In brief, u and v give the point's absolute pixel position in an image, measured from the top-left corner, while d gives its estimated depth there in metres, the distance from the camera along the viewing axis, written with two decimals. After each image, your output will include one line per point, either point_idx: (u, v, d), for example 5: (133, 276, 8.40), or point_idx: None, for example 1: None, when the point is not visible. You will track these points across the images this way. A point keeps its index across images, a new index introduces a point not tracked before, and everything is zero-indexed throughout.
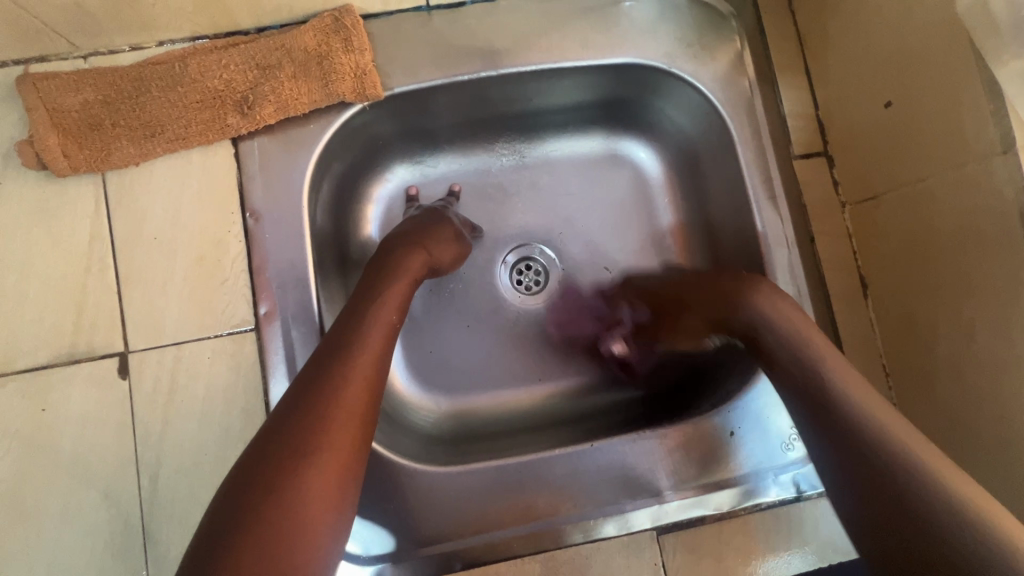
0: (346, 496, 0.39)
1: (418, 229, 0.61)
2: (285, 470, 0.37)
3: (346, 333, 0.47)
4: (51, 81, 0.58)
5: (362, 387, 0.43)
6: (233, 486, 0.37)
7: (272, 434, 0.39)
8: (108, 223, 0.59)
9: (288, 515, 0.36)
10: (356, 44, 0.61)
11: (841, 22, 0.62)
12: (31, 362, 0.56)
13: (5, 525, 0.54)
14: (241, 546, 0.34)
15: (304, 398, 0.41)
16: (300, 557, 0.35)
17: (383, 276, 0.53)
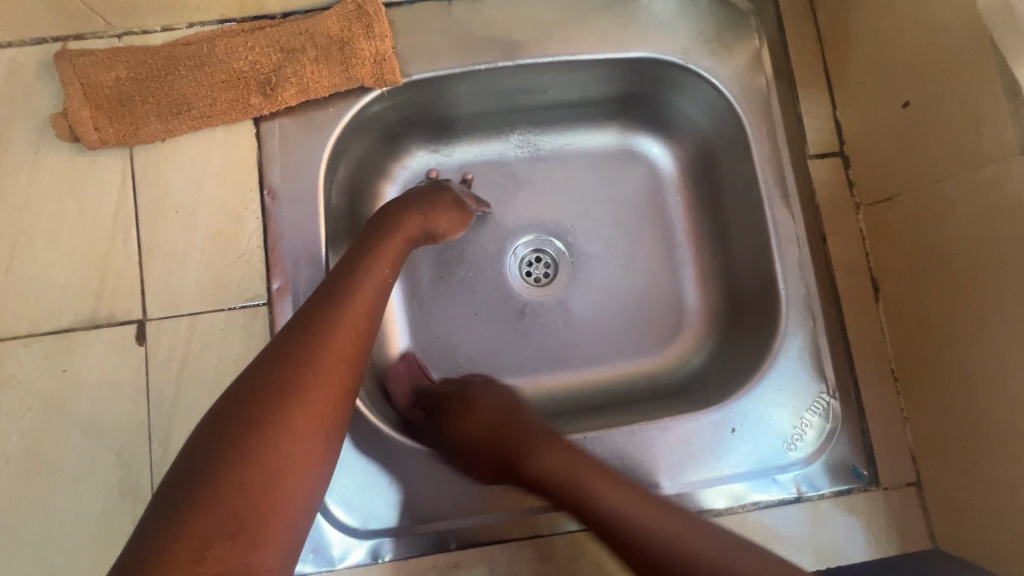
0: (330, 437, 0.41)
1: (418, 195, 0.63)
2: (270, 408, 0.39)
3: (339, 282, 0.48)
4: (86, 58, 0.60)
5: (352, 335, 0.44)
6: (218, 416, 0.39)
7: (259, 372, 0.41)
8: (134, 196, 0.61)
9: (271, 447, 0.38)
10: (378, 31, 0.62)
11: (862, 21, 0.61)
12: (55, 324, 0.59)
13: (23, 480, 0.56)
14: (224, 471, 0.36)
15: (294, 339, 0.43)
16: (283, 487, 0.37)
17: (379, 232, 0.56)
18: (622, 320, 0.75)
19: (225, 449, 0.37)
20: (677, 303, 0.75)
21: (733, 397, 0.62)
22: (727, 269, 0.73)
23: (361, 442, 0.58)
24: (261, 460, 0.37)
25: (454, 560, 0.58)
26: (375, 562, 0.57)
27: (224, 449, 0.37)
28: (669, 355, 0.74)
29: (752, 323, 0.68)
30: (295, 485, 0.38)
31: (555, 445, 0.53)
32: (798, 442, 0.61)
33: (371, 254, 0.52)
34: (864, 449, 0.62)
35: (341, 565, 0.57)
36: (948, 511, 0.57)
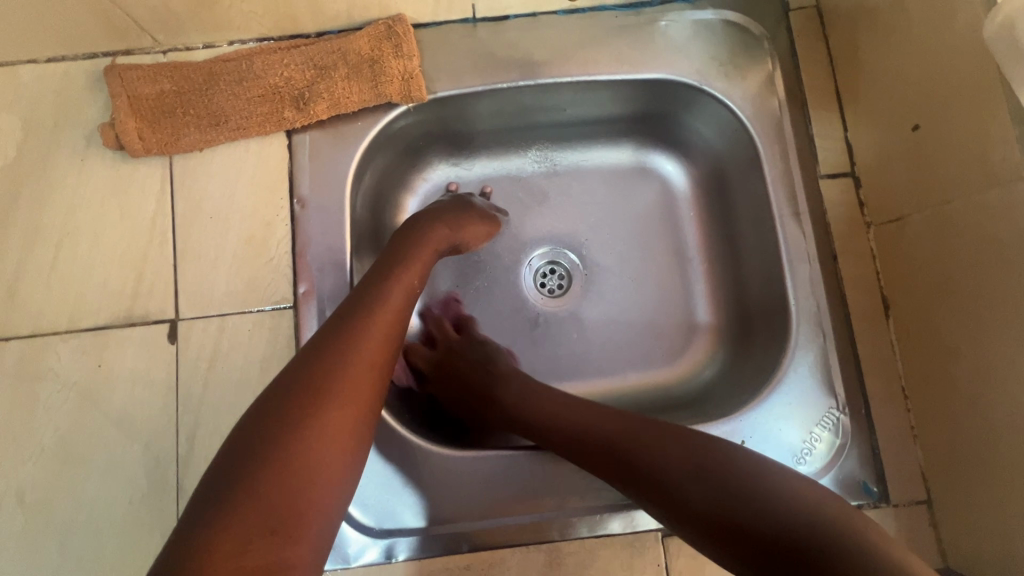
0: (361, 439, 0.43)
1: (446, 208, 0.65)
2: (306, 409, 0.41)
3: (371, 290, 0.50)
4: (133, 72, 0.64)
5: (383, 340, 0.47)
6: (259, 415, 0.41)
7: (296, 374, 0.43)
8: (171, 201, 0.64)
9: (309, 445, 0.40)
10: (406, 50, 0.66)
11: (873, 48, 0.63)
12: (94, 321, 0.62)
13: (57, 469, 0.59)
14: (265, 466, 0.38)
15: (329, 343, 0.45)
16: (318, 483, 0.40)
17: (408, 243, 0.58)
18: (634, 332, 0.76)
19: (264, 448, 0.39)
20: (688, 317, 0.76)
21: (743, 409, 0.63)
22: (739, 284, 0.74)
23: (378, 442, 0.60)
24: (297, 459, 0.39)
25: (466, 561, 0.59)
26: (388, 561, 0.59)
27: (264, 447, 0.39)
28: (679, 368, 0.75)
29: (763, 338, 0.69)
30: (328, 483, 0.40)
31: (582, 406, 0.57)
32: (808, 456, 0.62)
33: (400, 264, 0.55)
34: (874, 466, 0.62)
35: (355, 563, 0.59)
36: (958, 530, 0.58)
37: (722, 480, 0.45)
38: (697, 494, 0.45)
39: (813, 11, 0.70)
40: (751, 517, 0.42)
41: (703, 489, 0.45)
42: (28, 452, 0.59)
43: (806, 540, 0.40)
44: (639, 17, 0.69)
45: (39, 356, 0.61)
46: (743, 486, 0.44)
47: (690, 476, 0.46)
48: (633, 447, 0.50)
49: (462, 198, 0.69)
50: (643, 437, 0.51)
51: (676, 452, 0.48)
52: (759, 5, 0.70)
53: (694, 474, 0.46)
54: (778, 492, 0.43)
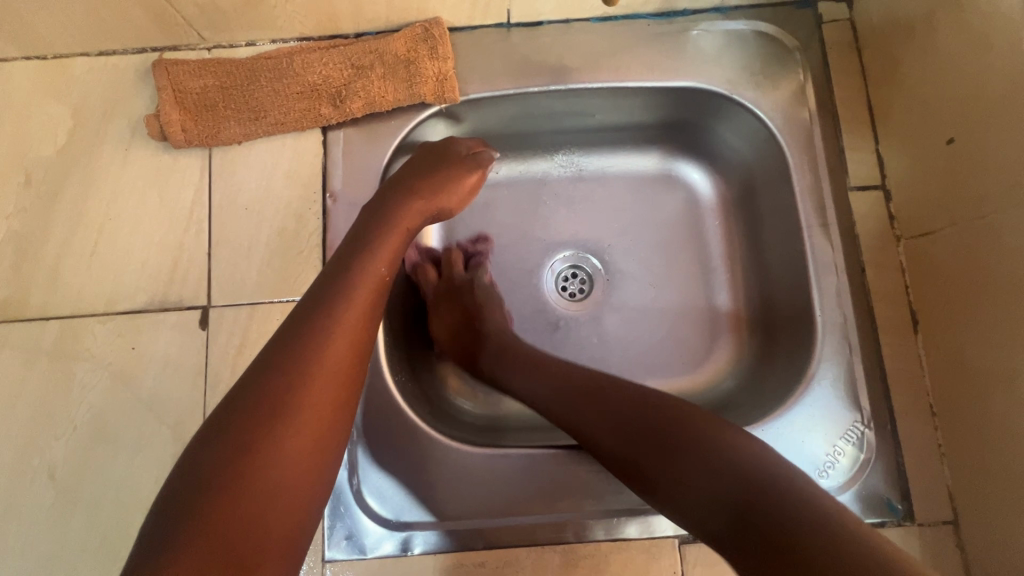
0: (326, 452, 0.42)
1: (421, 176, 0.60)
2: (262, 433, 0.39)
3: (332, 287, 0.46)
4: (179, 67, 0.67)
5: (348, 344, 0.44)
6: (212, 434, 0.40)
7: (247, 393, 0.41)
8: (209, 191, 0.66)
9: (266, 469, 0.38)
10: (441, 52, 0.67)
11: (908, 62, 0.63)
12: (129, 304, 0.64)
13: (88, 447, 0.61)
14: (218, 495, 0.37)
15: (286, 353, 0.42)
16: (280, 507, 0.38)
17: (377, 225, 0.54)
18: (654, 339, 0.76)
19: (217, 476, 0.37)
20: (710, 325, 0.76)
21: (766, 419, 0.62)
22: (764, 294, 0.74)
23: (398, 434, 0.61)
24: (252, 486, 0.38)
25: (481, 559, 0.59)
26: (404, 554, 0.59)
27: (217, 475, 0.37)
28: (699, 376, 0.74)
29: (788, 349, 0.69)
30: (292, 505, 0.39)
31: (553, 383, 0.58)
32: (831, 469, 0.61)
33: (366, 252, 0.50)
34: (899, 482, 0.61)
35: (371, 555, 0.59)
36: (987, 552, 0.56)
37: (654, 445, 0.47)
38: (643, 450, 0.47)
39: (847, 24, 0.70)
40: (692, 482, 0.43)
41: (644, 447, 0.47)
42: (61, 429, 0.61)
43: (740, 494, 0.41)
44: (671, 25, 0.70)
45: (76, 337, 0.63)
46: (676, 439, 0.46)
47: (632, 439, 0.48)
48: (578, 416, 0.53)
49: (438, 149, 0.63)
50: (598, 390, 0.53)
51: (622, 409, 0.50)
52: (791, 17, 0.70)
53: (645, 428, 0.48)
54: (701, 449, 0.44)
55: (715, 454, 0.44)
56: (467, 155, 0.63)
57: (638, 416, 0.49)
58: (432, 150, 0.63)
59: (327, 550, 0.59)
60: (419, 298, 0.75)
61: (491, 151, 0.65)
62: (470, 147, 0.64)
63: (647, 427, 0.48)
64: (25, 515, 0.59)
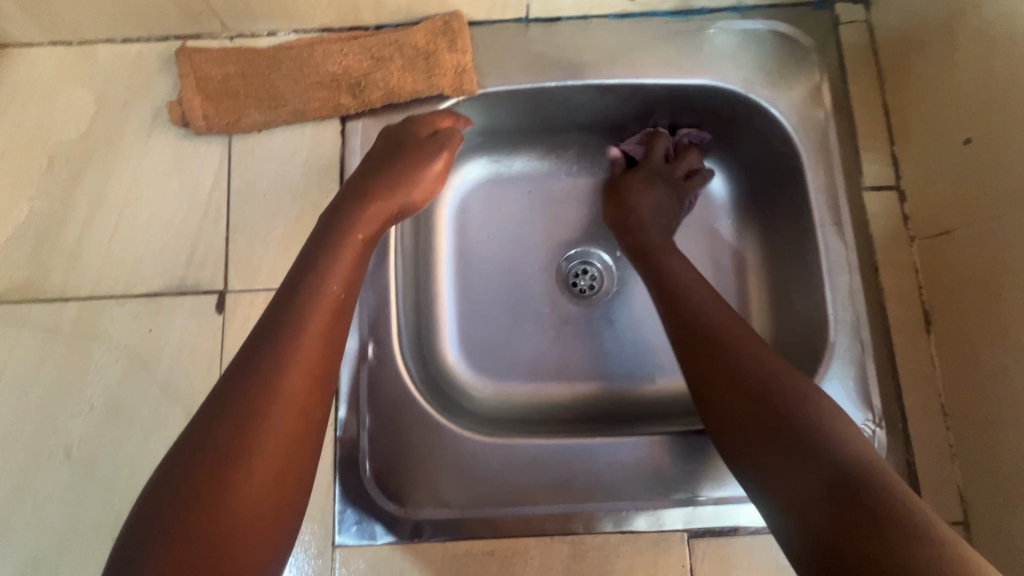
0: (288, 488, 0.41)
1: (377, 179, 0.59)
2: (212, 483, 0.38)
3: (279, 318, 0.46)
4: (202, 54, 0.67)
5: (303, 376, 0.44)
6: (157, 495, 0.39)
7: (195, 442, 0.40)
8: (228, 178, 0.67)
9: (220, 515, 0.37)
10: (460, 46, 0.68)
11: (925, 63, 0.64)
12: (148, 287, 0.64)
13: (103, 427, 0.61)
14: (169, 547, 0.36)
15: (235, 396, 0.42)
16: (239, 551, 0.38)
17: (333, 239, 0.53)
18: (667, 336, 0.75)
19: (164, 534, 0.37)
20: None
21: None
22: (776, 294, 0.74)
23: (408, 422, 0.62)
24: (204, 538, 0.37)
25: (490, 548, 0.59)
26: (413, 541, 0.59)
27: (165, 532, 0.37)
28: None
29: (799, 348, 0.69)
30: (250, 549, 0.38)
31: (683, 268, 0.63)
32: None
33: (317, 271, 0.49)
34: (909, 482, 0.61)
35: (380, 541, 0.60)
36: (997, 554, 0.56)
37: (790, 425, 0.46)
38: (767, 425, 0.47)
39: (864, 26, 0.71)
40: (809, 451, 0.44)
41: (767, 420, 0.47)
42: (77, 409, 0.62)
43: (850, 478, 0.41)
44: (689, 24, 0.71)
45: (94, 318, 0.63)
46: (799, 422, 0.46)
47: (757, 407, 0.48)
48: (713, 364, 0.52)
49: (397, 141, 0.63)
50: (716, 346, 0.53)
51: (764, 374, 0.50)
52: (808, 17, 0.71)
53: (767, 411, 0.47)
54: (829, 441, 0.44)
55: (843, 443, 0.44)
56: (427, 138, 0.63)
57: (769, 380, 0.49)
58: (392, 145, 0.63)
59: (337, 535, 0.59)
60: (431, 290, 0.75)
61: (453, 127, 0.64)
62: (429, 128, 0.63)
63: (761, 396, 0.48)
64: (40, 493, 0.60)
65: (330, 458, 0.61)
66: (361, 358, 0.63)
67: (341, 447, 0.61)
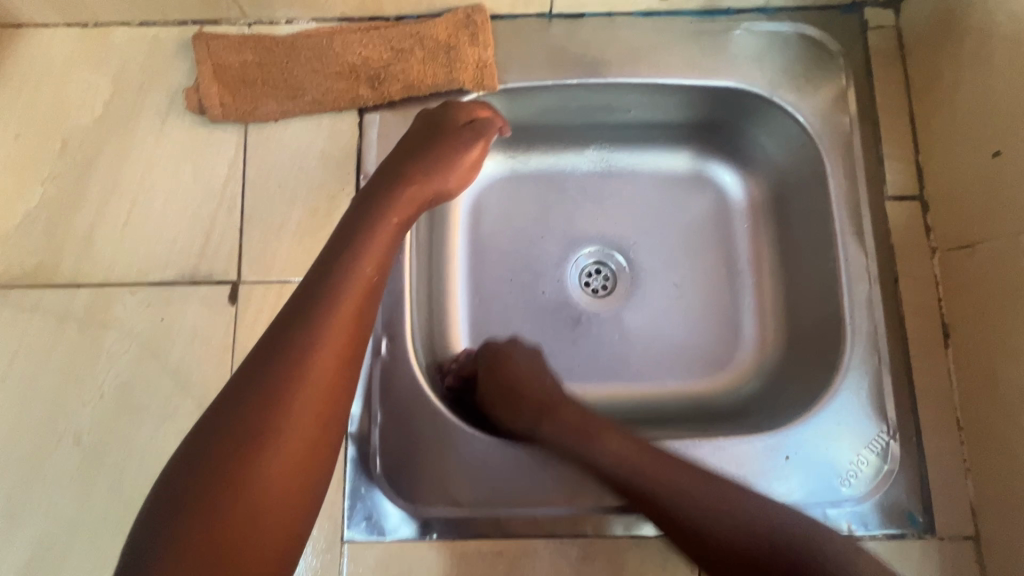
0: (313, 470, 0.41)
1: (411, 162, 0.58)
2: (237, 460, 0.38)
3: (311, 299, 0.45)
4: (219, 41, 0.66)
5: (332, 360, 0.43)
6: (182, 468, 0.39)
7: (221, 416, 0.40)
8: (243, 167, 0.66)
9: (245, 493, 0.37)
10: (482, 40, 0.67)
11: (955, 72, 0.62)
12: (159, 275, 0.64)
13: (114, 415, 0.61)
14: (193, 521, 0.36)
15: (261, 373, 0.41)
16: (263, 531, 0.38)
17: (367, 221, 0.52)
18: (679, 340, 0.75)
19: (189, 506, 0.37)
20: (734, 328, 0.75)
21: (788, 424, 0.62)
22: (791, 303, 0.73)
23: (420, 420, 0.61)
24: (229, 513, 0.37)
25: (499, 548, 0.59)
26: (422, 538, 0.59)
27: (192, 504, 0.37)
28: (720, 379, 0.74)
29: (814, 356, 0.68)
30: (275, 530, 0.38)
31: None
32: (853, 478, 0.61)
33: (351, 253, 0.48)
34: (921, 495, 0.60)
35: (390, 537, 0.59)
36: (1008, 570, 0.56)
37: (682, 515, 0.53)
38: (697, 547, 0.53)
39: (893, 31, 0.70)
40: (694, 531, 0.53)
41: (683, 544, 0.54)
42: (88, 396, 0.61)
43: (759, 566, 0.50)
44: (715, 24, 0.69)
45: (107, 305, 0.63)
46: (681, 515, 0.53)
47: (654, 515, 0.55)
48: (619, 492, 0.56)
49: (435, 124, 0.62)
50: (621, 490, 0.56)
51: (724, 537, 0.51)
52: (836, 21, 0.70)
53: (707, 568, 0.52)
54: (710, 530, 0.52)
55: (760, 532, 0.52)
56: (466, 127, 0.62)
57: (660, 489, 0.54)
58: (430, 129, 0.62)
59: (346, 530, 0.59)
60: (443, 284, 0.75)
61: (494, 117, 0.63)
62: (468, 116, 0.62)
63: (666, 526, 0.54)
64: (50, 480, 0.60)
65: (340, 453, 0.61)
66: (374, 354, 0.62)
67: (351, 442, 0.61)
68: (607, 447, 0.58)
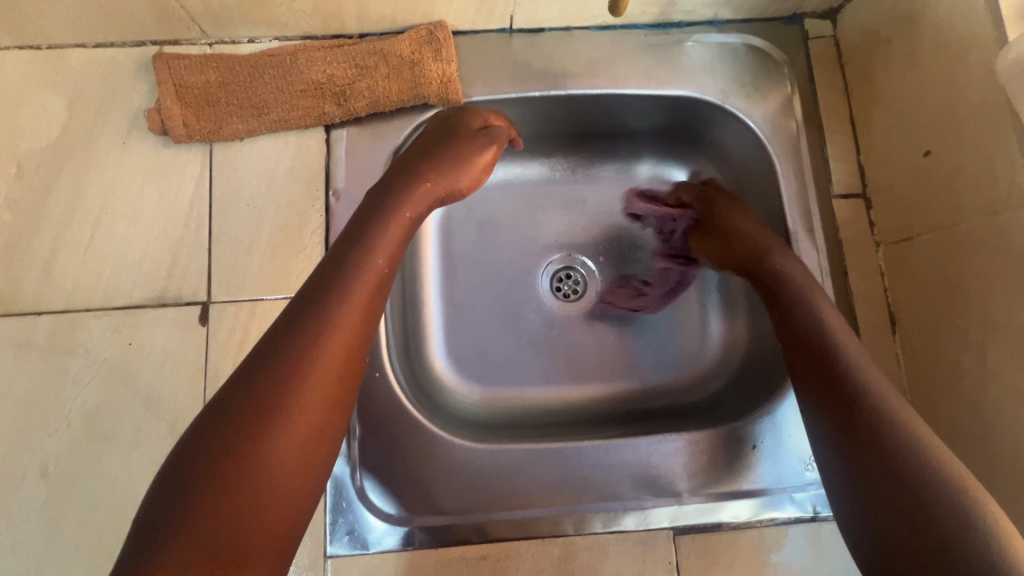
0: (321, 449, 0.42)
1: (422, 159, 0.60)
2: (251, 434, 0.39)
3: (327, 283, 0.47)
4: (180, 61, 0.66)
5: (346, 344, 0.44)
6: (198, 436, 0.39)
7: (238, 392, 0.41)
8: (210, 187, 0.66)
9: (258, 466, 0.39)
10: (445, 55, 0.68)
11: (887, 78, 0.67)
12: (126, 299, 0.63)
13: (82, 445, 0.60)
14: (207, 488, 0.37)
15: (278, 352, 0.42)
16: (272, 504, 0.39)
17: (381, 215, 0.54)
18: (647, 340, 0.78)
19: (203, 472, 0.38)
20: (700, 327, 0.78)
21: (758, 416, 0.65)
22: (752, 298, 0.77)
23: (400, 430, 0.62)
24: (242, 483, 0.38)
25: (482, 553, 0.60)
26: (405, 548, 0.60)
27: (204, 476, 0.38)
28: (690, 375, 0.77)
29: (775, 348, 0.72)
30: (283, 502, 0.39)
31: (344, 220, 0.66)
32: None
33: (365, 244, 0.50)
34: None
35: (373, 550, 0.60)
36: None
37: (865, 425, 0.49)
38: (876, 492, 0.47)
39: (832, 41, 0.74)
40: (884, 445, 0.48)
41: (876, 459, 0.47)
42: (55, 425, 0.60)
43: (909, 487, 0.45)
44: (668, 37, 0.73)
45: (71, 332, 0.62)
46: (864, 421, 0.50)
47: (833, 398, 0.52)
48: (827, 391, 0.53)
49: (448, 126, 0.63)
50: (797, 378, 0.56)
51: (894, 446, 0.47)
52: (779, 32, 0.74)
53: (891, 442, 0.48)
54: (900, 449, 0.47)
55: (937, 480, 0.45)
56: (479, 132, 0.64)
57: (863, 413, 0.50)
58: (442, 130, 0.63)
59: (328, 545, 0.59)
60: (417, 295, 0.76)
61: (507, 127, 0.65)
62: (480, 122, 0.65)
63: (859, 393, 0.51)
64: (16, 514, 0.58)
65: None
66: None
67: None
68: (812, 319, 0.58)
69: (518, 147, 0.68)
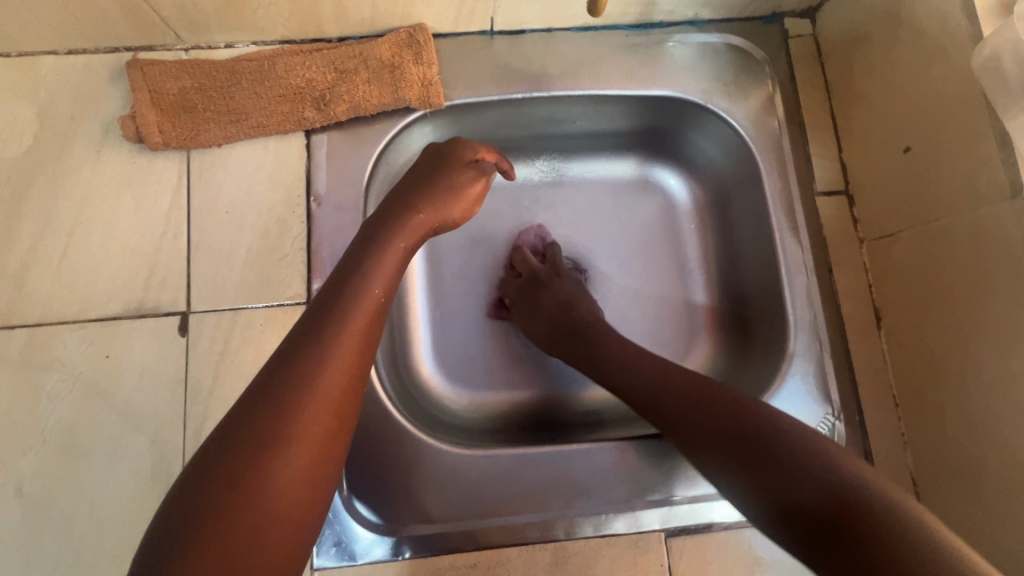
0: (320, 482, 0.40)
1: (417, 188, 0.59)
2: (247, 471, 0.37)
3: (326, 311, 0.45)
4: (155, 67, 0.65)
5: (343, 376, 0.42)
6: (193, 477, 0.38)
7: (234, 428, 0.39)
8: (188, 195, 0.65)
9: (256, 505, 0.37)
10: (426, 58, 0.68)
11: (866, 75, 0.68)
12: (102, 311, 0.61)
13: (58, 462, 0.58)
14: (204, 529, 0.36)
15: (274, 386, 0.41)
16: (269, 542, 0.37)
17: (377, 242, 0.52)
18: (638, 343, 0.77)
19: (204, 509, 0.36)
20: (688, 328, 0.78)
21: None
22: (738, 298, 0.77)
23: (386, 439, 0.61)
24: (240, 522, 0.36)
25: (473, 561, 0.60)
26: (395, 559, 0.59)
27: (200, 517, 0.36)
28: None
29: (763, 347, 0.72)
30: (280, 540, 0.37)
31: (324, 226, 0.65)
32: None
33: (363, 271, 0.48)
34: None
35: (362, 561, 0.59)
36: None
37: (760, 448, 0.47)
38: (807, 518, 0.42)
39: (811, 39, 0.75)
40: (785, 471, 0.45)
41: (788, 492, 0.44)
42: (30, 442, 0.58)
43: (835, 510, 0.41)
44: (648, 37, 0.73)
45: (46, 345, 0.60)
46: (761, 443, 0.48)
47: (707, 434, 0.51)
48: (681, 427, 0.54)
49: (440, 156, 0.62)
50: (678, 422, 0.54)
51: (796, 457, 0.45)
52: (759, 31, 0.75)
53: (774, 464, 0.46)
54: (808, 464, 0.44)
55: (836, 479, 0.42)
56: (471, 164, 0.63)
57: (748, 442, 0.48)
58: (436, 158, 0.62)
59: (315, 558, 0.58)
60: (404, 302, 0.75)
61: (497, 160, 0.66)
62: (474, 152, 0.64)
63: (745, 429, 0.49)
64: None
65: None
66: None
67: None
68: (653, 375, 0.59)
69: (511, 177, 0.69)
